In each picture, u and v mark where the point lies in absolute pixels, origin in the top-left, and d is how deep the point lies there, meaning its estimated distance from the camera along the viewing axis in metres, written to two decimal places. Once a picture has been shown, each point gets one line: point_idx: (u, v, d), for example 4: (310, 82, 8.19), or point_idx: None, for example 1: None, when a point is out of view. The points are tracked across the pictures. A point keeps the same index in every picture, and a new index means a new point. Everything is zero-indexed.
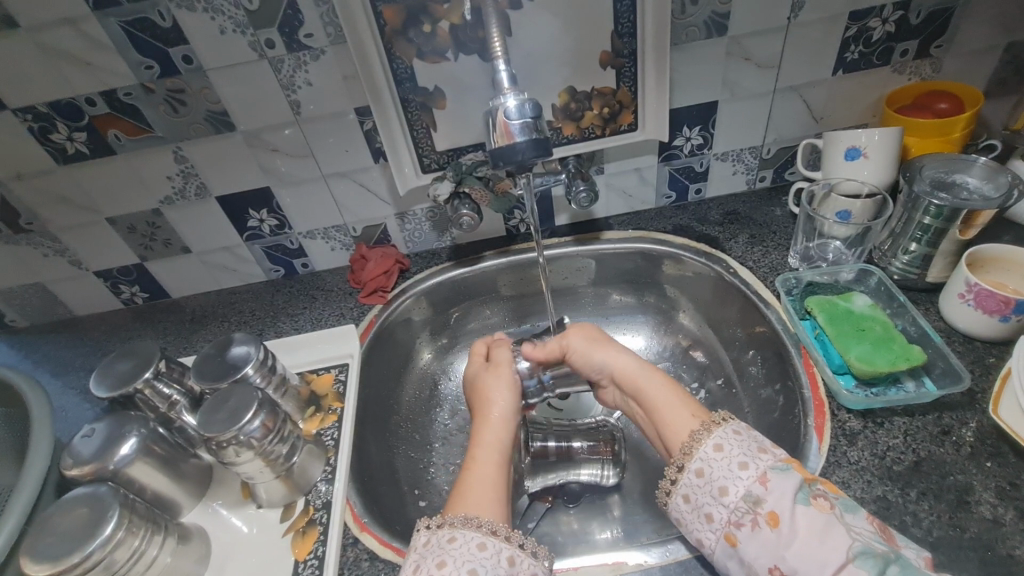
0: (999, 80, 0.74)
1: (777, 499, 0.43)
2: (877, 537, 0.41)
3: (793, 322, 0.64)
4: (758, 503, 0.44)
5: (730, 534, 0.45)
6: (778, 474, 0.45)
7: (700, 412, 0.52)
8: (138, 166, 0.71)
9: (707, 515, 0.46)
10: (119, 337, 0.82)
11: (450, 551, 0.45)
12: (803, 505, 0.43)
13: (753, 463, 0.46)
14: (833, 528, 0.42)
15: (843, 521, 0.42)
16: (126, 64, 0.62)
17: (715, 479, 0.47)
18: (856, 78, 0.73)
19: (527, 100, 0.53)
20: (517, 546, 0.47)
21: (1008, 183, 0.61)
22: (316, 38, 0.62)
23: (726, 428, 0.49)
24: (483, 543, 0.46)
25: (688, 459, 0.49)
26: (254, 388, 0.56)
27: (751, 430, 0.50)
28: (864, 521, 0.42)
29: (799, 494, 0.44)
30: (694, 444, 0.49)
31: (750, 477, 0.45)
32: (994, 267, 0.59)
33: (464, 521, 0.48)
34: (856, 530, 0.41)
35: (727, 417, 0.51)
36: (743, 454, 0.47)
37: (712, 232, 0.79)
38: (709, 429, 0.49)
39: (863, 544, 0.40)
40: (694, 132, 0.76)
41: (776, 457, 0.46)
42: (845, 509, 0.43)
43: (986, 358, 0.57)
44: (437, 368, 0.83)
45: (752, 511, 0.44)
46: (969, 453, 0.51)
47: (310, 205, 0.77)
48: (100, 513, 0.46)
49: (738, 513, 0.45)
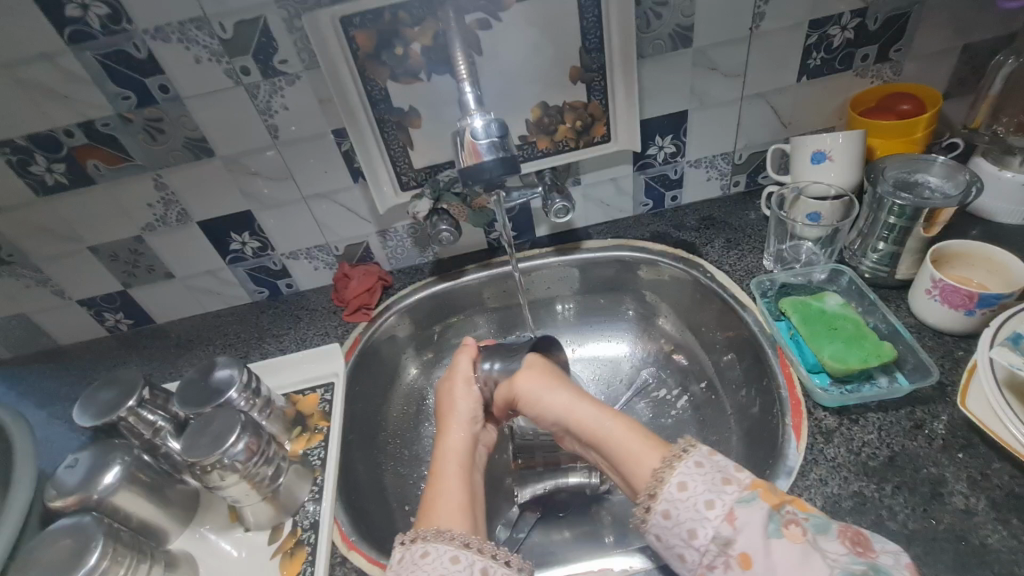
0: (957, 80, 0.77)
1: (748, 537, 0.43)
2: (852, 556, 0.41)
3: (769, 324, 0.65)
4: (729, 544, 0.43)
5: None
6: (745, 508, 0.44)
7: (658, 448, 0.51)
8: (118, 194, 0.71)
9: (680, 556, 0.46)
10: (104, 365, 0.81)
11: (423, 566, 0.46)
12: (776, 539, 0.42)
13: (719, 500, 0.45)
14: (810, 557, 0.41)
15: (818, 547, 0.41)
16: (103, 95, 0.63)
17: (683, 521, 0.46)
18: (820, 83, 0.75)
19: (493, 120, 0.54)
20: (490, 557, 0.47)
21: (967, 180, 0.63)
22: (290, 63, 0.64)
23: (689, 462, 0.48)
24: (456, 556, 0.47)
25: (654, 499, 0.48)
26: (237, 411, 0.56)
27: (714, 458, 0.49)
28: (837, 541, 0.42)
29: (770, 526, 0.43)
30: (652, 494, 0.48)
31: (717, 517, 0.44)
32: (959, 262, 0.61)
33: (436, 534, 0.48)
34: (832, 554, 0.41)
35: (690, 447, 0.50)
36: (707, 491, 0.46)
37: (689, 237, 0.80)
38: (671, 464, 0.48)
39: (842, 571, 0.40)
40: (666, 141, 0.77)
41: (741, 486, 0.46)
42: (817, 531, 0.43)
43: (955, 351, 0.59)
44: (425, 383, 0.83)
45: (723, 553, 0.44)
46: (940, 445, 0.52)
47: (292, 226, 0.78)
48: (84, 544, 0.47)
49: (710, 556, 0.44)
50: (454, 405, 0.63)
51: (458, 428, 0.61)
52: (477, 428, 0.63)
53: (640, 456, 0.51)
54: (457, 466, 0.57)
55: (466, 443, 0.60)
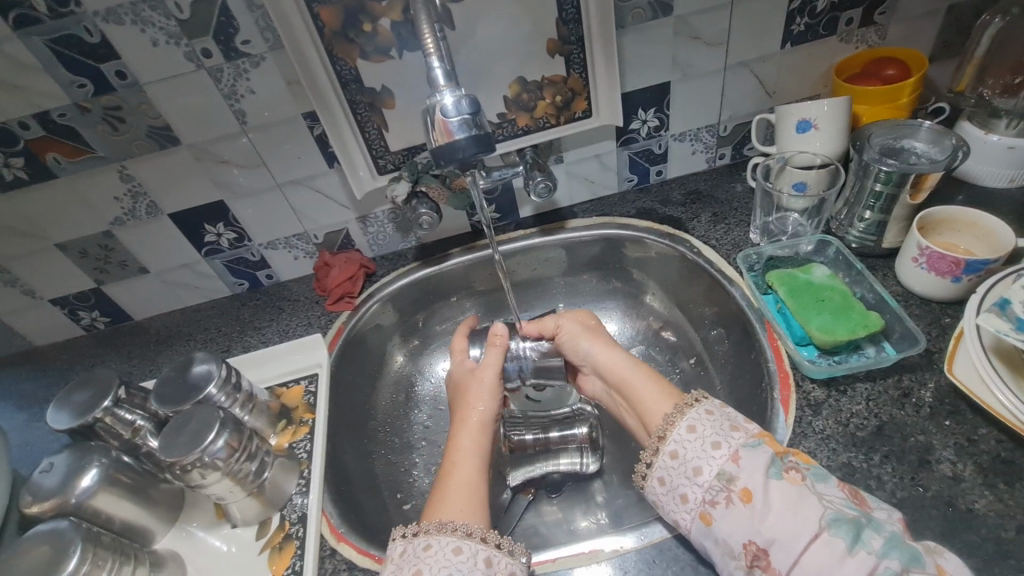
0: (943, 43, 0.75)
1: (750, 475, 0.43)
2: (848, 502, 0.41)
3: (757, 298, 0.65)
4: (732, 480, 0.44)
5: (705, 513, 0.44)
6: (749, 451, 0.45)
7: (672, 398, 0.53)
8: (82, 188, 0.68)
9: (682, 495, 0.46)
10: (82, 364, 0.79)
11: (424, 560, 0.45)
12: (776, 479, 0.43)
13: (725, 441, 0.46)
14: (806, 498, 0.41)
15: (815, 491, 0.42)
16: (57, 84, 0.60)
17: (689, 460, 0.47)
18: (805, 49, 0.73)
19: (463, 96, 0.51)
20: (494, 547, 0.47)
21: (954, 144, 0.62)
22: (253, 44, 0.61)
23: (699, 409, 0.49)
24: (458, 546, 0.46)
25: (663, 441, 0.49)
26: (215, 408, 0.55)
27: (724, 409, 0.50)
28: (835, 488, 0.42)
29: (771, 468, 0.43)
30: (669, 427, 0.50)
31: (723, 456, 0.45)
32: (946, 229, 0.60)
33: (439, 526, 0.47)
34: (828, 497, 0.41)
35: (701, 398, 0.51)
36: (715, 434, 0.47)
37: (675, 213, 0.79)
38: (683, 411, 0.50)
39: (835, 512, 0.40)
40: (649, 114, 0.75)
41: (747, 434, 0.47)
42: (816, 479, 0.43)
43: (942, 318, 0.58)
44: (413, 370, 0.82)
45: (726, 489, 0.44)
46: (928, 413, 0.52)
47: (267, 215, 0.75)
48: (62, 550, 0.46)
49: (712, 491, 0.45)
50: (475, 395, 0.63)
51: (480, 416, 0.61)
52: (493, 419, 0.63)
53: (660, 398, 0.54)
54: (476, 454, 0.56)
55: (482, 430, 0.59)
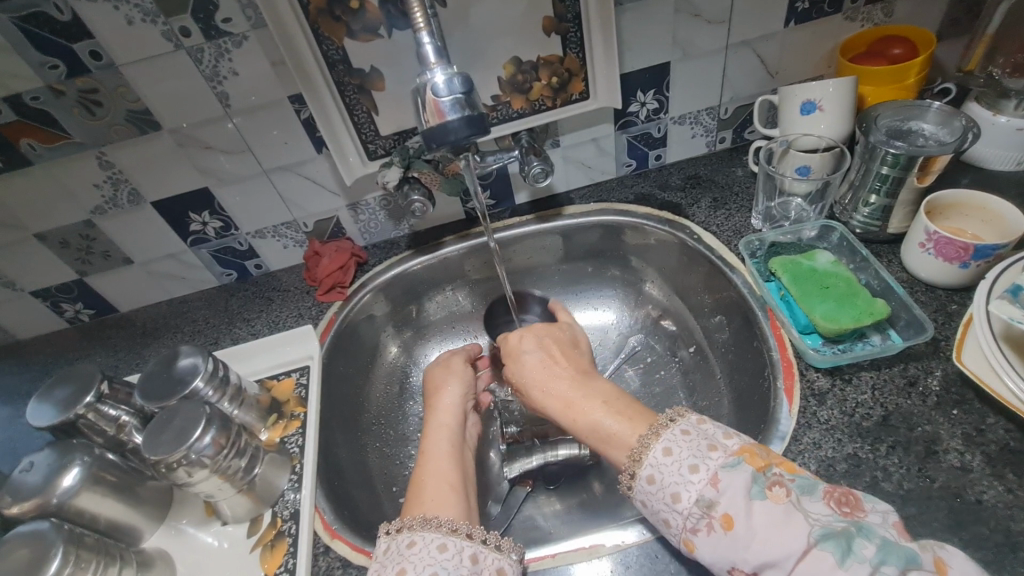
0: (951, 21, 0.73)
1: (730, 499, 0.41)
2: (836, 516, 0.39)
3: (759, 285, 0.63)
4: (711, 506, 0.41)
5: (688, 540, 0.42)
6: (728, 471, 0.42)
7: (642, 419, 0.49)
8: (60, 175, 0.65)
9: (664, 520, 0.44)
10: (66, 359, 0.77)
11: (409, 557, 0.43)
12: (758, 499, 0.40)
13: (702, 464, 0.43)
14: (791, 517, 0.38)
15: (801, 507, 0.39)
16: (28, 65, 0.57)
17: (667, 485, 0.44)
18: (810, 28, 0.70)
19: (456, 74, 0.49)
20: (480, 542, 0.45)
21: (964, 126, 0.60)
22: (234, 22, 0.58)
23: (675, 430, 0.46)
24: (443, 544, 0.44)
25: (637, 465, 0.46)
26: (202, 403, 0.53)
27: (701, 424, 0.47)
28: (821, 502, 0.39)
29: (752, 488, 0.40)
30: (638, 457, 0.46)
31: (701, 480, 0.42)
32: (953, 213, 0.59)
33: (424, 522, 0.46)
34: (815, 513, 0.39)
35: (677, 415, 0.48)
36: (692, 456, 0.44)
37: (675, 198, 0.77)
38: (658, 432, 0.46)
39: (822, 527, 0.38)
40: (648, 96, 0.73)
41: (726, 452, 0.43)
42: (801, 493, 0.40)
43: (949, 305, 0.57)
44: (407, 361, 0.80)
45: (706, 516, 0.41)
46: (935, 403, 0.50)
47: (254, 202, 0.73)
48: (44, 551, 0.45)
49: (693, 519, 0.42)
50: (446, 382, 0.63)
51: (453, 399, 0.61)
52: (468, 405, 0.62)
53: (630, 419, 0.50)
54: (448, 439, 0.56)
55: (453, 416, 0.59)
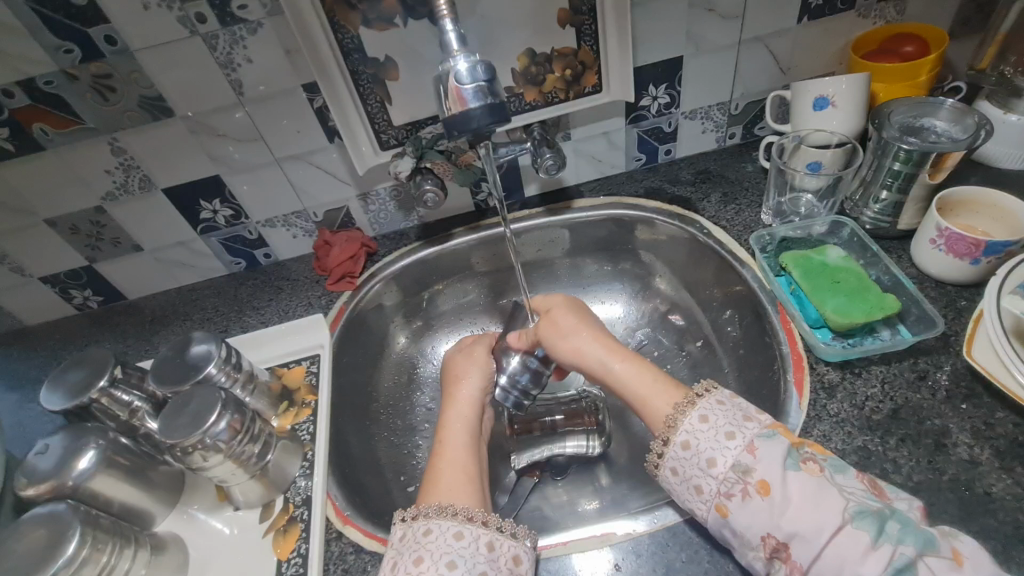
0: (962, 19, 0.73)
1: (767, 467, 0.43)
2: (869, 494, 0.41)
3: (769, 279, 0.63)
4: (747, 472, 0.43)
5: (721, 505, 0.44)
6: (765, 441, 0.44)
7: (676, 389, 0.51)
8: (72, 160, 0.65)
9: (696, 487, 0.46)
10: (75, 345, 0.77)
11: (426, 546, 0.44)
12: (794, 471, 0.42)
13: (740, 432, 0.45)
14: (826, 491, 0.41)
15: (835, 483, 0.41)
16: (43, 49, 0.57)
17: (703, 451, 0.46)
18: (822, 24, 0.71)
19: (479, 62, 0.49)
20: (495, 529, 0.46)
21: (976, 123, 0.60)
22: (250, 9, 0.58)
23: (710, 399, 0.48)
24: (459, 532, 0.45)
25: (671, 432, 0.48)
26: (216, 388, 0.54)
27: (734, 397, 0.49)
28: (854, 480, 0.42)
29: (788, 460, 0.43)
30: (671, 425, 0.48)
31: (738, 447, 0.45)
32: (964, 210, 0.59)
33: (439, 510, 0.46)
34: (847, 489, 0.41)
35: (709, 387, 0.50)
36: (729, 424, 0.46)
37: (685, 193, 0.77)
38: (693, 401, 0.48)
39: (857, 504, 0.40)
40: (660, 90, 0.73)
41: (762, 424, 0.46)
42: (835, 470, 0.42)
43: (958, 301, 0.57)
44: (415, 352, 0.80)
45: (741, 481, 0.43)
46: (944, 397, 0.51)
47: (266, 191, 0.73)
48: (61, 532, 0.45)
49: (728, 483, 0.44)
50: (466, 372, 0.62)
51: (474, 390, 0.61)
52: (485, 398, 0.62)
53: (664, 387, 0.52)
54: (465, 430, 0.56)
55: (471, 407, 0.59)
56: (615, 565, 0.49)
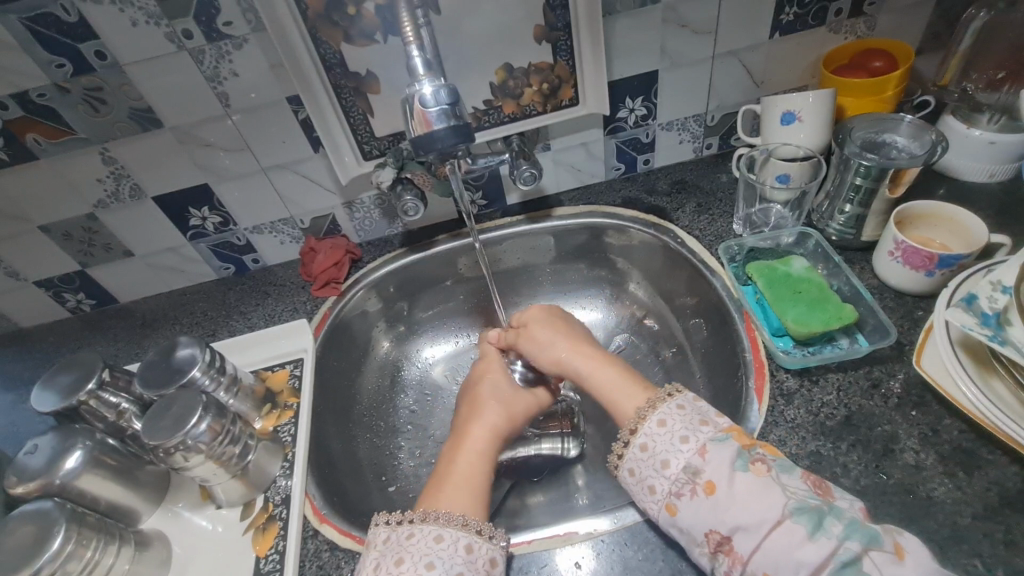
0: (931, 35, 0.75)
1: (715, 468, 0.45)
2: (811, 493, 0.43)
3: (736, 288, 0.66)
4: (697, 473, 0.46)
5: (671, 504, 0.46)
6: (717, 444, 0.46)
7: (644, 391, 0.54)
8: (64, 170, 0.68)
9: (650, 486, 0.48)
10: (67, 347, 0.79)
11: (407, 548, 0.46)
12: (741, 471, 0.44)
13: (693, 436, 0.47)
14: (770, 489, 0.43)
15: (780, 482, 0.43)
16: (35, 64, 0.59)
17: (658, 453, 0.48)
18: (793, 40, 0.73)
19: (442, 87, 0.51)
20: (475, 532, 0.48)
21: (933, 140, 0.62)
22: (235, 25, 0.60)
23: (670, 404, 0.50)
24: (439, 535, 0.47)
25: (634, 434, 0.50)
26: (198, 392, 0.56)
27: (695, 403, 0.51)
28: (799, 480, 0.44)
29: (737, 461, 0.45)
30: (640, 421, 0.51)
31: (690, 450, 0.47)
32: (923, 223, 0.61)
33: (424, 516, 0.48)
34: (792, 488, 0.43)
35: (674, 392, 0.52)
36: (685, 428, 0.48)
37: (661, 202, 0.80)
38: (655, 405, 0.51)
39: (798, 502, 0.42)
40: (637, 103, 0.75)
41: (716, 428, 0.48)
42: (781, 470, 0.44)
43: (915, 311, 0.60)
44: (399, 356, 0.83)
45: (691, 482, 0.46)
46: (895, 404, 0.53)
47: (253, 199, 0.75)
48: (48, 528, 0.48)
49: (678, 483, 0.46)
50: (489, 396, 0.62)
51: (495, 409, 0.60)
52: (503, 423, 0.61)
53: (632, 389, 0.54)
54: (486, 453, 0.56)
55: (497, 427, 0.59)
56: (577, 563, 0.51)
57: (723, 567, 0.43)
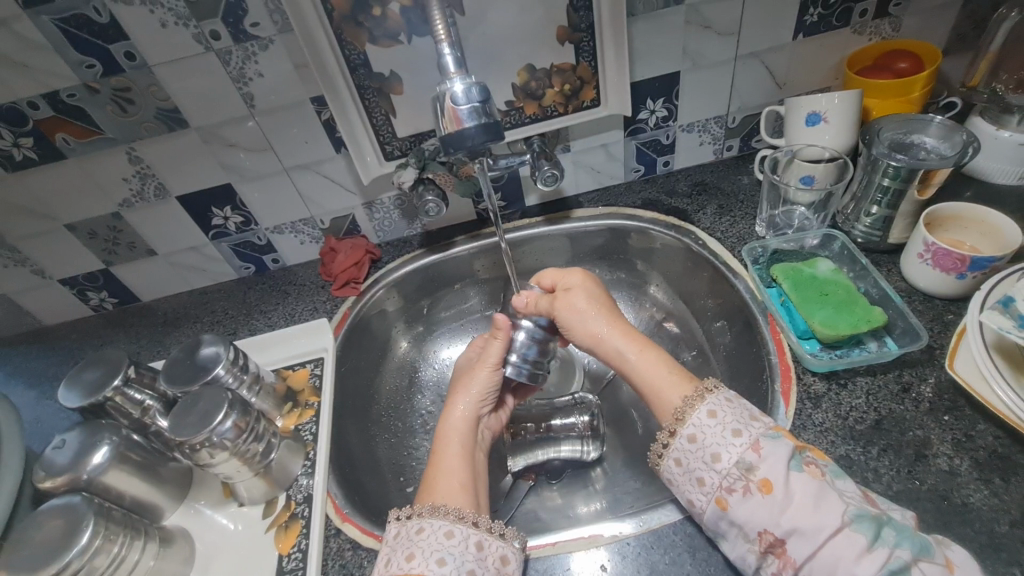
0: (957, 37, 0.74)
1: (771, 466, 0.44)
2: (865, 500, 0.43)
3: (760, 291, 0.65)
4: (751, 469, 0.45)
5: (721, 498, 0.45)
6: (770, 441, 0.46)
7: (688, 379, 0.53)
8: (91, 169, 0.68)
9: (699, 479, 0.47)
10: (91, 344, 0.80)
11: (418, 543, 0.46)
12: (797, 472, 0.44)
13: (746, 430, 0.47)
14: (826, 494, 0.42)
15: (835, 488, 0.43)
16: (66, 64, 0.60)
17: (708, 445, 0.47)
18: (817, 41, 0.72)
19: (474, 84, 0.51)
20: (485, 530, 0.48)
21: (964, 141, 0.62)
22: (262, 26, 0.60)
23: (719, 395, 0.50)
24: (450, 531, 0.47)
25: (681, 423, 0.49)
26: (223, 389, 0.56)
27: (741, 397, 0.50)
28: (852, 485, 0.44)
29: (792, 462, 0.44)
30: (680, 419, 0.50)
31: (743, 445, 0.46)
32: (953, 225, 0.60)
33: (432, 510, 0.48)
34: (847, 494, 0.43)
35: (719, 385, 0.51)
36: (736, 421, 0.48)
37: (681, 204, 0.79)
38: (701, 396, 0.50)
39: (856, 507, 0.42)
40: (658, 104, 0.75)
41: (767, 424, 0.47)
42: (835, 475, 0.44)
43: (945, 315, 0.59)
44: (417, 356, 0.83)
45: (744, 478, 0.45)
46: (927, 409, 0.52)
47: (275, 199, 0.76)
48: (76, 523, 0.48)
49: (730, 478, 0.45)
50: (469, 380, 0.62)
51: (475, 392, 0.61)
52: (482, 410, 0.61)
53: (673, 378, 0.53)
54: (460, 441, 0.57)
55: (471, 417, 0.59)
56: (601, 566, 0.50)
57: (771, 567, 0.43)
